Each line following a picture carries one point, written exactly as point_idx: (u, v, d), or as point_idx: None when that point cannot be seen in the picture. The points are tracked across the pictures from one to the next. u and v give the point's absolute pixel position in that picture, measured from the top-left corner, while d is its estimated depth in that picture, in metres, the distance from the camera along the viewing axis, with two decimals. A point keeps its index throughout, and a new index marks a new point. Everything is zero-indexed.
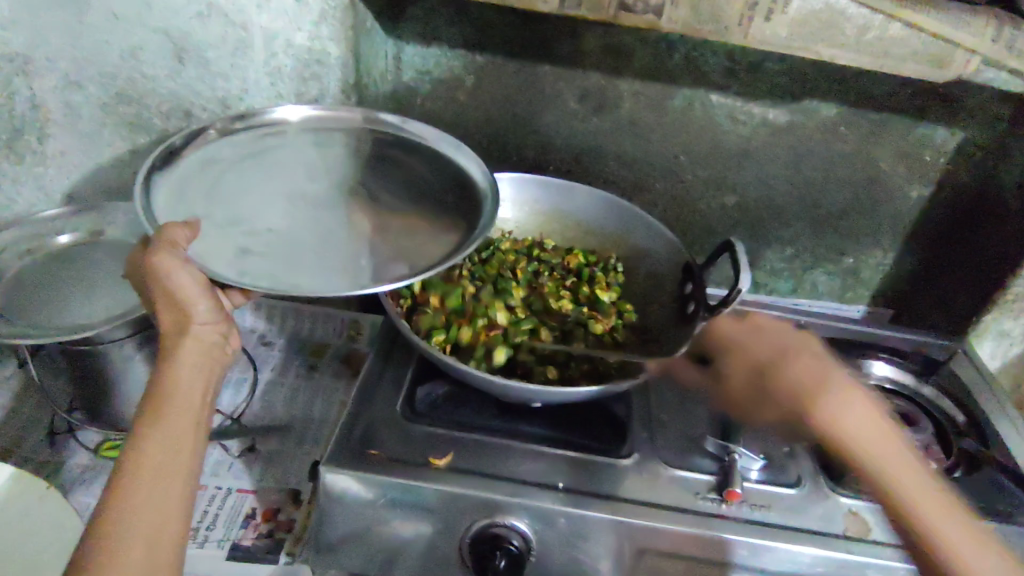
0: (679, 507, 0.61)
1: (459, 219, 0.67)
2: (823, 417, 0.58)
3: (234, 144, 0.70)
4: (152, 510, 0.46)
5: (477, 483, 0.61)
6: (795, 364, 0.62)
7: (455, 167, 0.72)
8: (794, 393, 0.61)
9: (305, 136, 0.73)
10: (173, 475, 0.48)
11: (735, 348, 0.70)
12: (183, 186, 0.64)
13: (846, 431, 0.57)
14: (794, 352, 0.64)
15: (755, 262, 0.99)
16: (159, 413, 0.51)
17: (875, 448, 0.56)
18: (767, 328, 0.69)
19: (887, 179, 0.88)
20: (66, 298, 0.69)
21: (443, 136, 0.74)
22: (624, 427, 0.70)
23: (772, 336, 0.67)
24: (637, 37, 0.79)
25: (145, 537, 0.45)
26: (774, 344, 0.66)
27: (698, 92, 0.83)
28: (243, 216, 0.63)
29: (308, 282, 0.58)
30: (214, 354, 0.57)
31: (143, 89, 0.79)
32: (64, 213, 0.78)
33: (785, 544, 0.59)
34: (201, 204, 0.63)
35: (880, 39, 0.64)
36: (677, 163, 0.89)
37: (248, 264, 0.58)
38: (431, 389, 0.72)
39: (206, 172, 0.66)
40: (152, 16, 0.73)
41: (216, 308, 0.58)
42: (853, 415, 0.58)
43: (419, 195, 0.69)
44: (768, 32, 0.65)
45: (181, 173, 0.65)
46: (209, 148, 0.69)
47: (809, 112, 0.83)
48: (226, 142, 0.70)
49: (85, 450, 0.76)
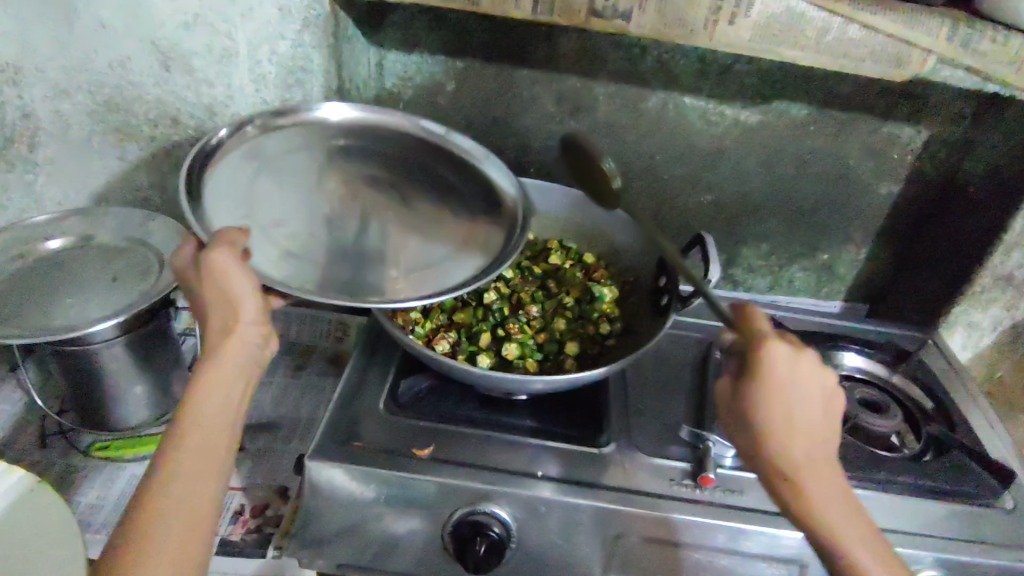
0: (656, 493, 0.63)
1: (489, 236, 0.70)
2: (810, 477, 0.52)
3: (274, 140, 0.72)
4: (182, 512, 0.48)
5: (459, 473, 0.62)
6: (819, 404, 0.53)
7: (487, 180, 0.75)
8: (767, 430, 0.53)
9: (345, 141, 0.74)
10: (201, 482, 0.49)
11: (774, 404, 0.52)
12: (225, 183, 0.66)
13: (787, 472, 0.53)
14: (812, 390, 0.53)
15: (732, 260, 1.02)
16: (198, 416, 0.52)
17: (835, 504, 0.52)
18: (814, 387, 0.53)
19: (857, 176, 0.91)
20: (55, 301, 0.70)
21: (477, 147, 0.76)
22: (603, 415, 0.72)
23: (775, 402, 0.52)
24: (610, 41, 0.82)
25: (177, 532, 0.47)
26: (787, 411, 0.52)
27: (671, 94, 0.86)
28: (246, 215, 0.65)
29: (333, 288, 0.63)
30: (255, 358, 0.57)
31: (130, 97, 0.81)
32: (54, 220, 0.80)
33: (755, 526, 0.61)
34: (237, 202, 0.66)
35: (838, 40, 0.67)
36: (654, 164, 0.92)
37: (292, 272, 0.63)
38: (414, 381, 0.75)
39: (243, 168, 0.68)
40: (138, 26, 0.75)
41: (261, 312, 0.57)
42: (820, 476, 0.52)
43: (453, 207, 0.72)
44: (732, 35, 0.67)
45: (221, 170, 0.67)
46: (253, 144, 0.70)
47: (779, 112, 0.86)
48: (266, 137, 0.72)
49: (77, 450, 0.78)
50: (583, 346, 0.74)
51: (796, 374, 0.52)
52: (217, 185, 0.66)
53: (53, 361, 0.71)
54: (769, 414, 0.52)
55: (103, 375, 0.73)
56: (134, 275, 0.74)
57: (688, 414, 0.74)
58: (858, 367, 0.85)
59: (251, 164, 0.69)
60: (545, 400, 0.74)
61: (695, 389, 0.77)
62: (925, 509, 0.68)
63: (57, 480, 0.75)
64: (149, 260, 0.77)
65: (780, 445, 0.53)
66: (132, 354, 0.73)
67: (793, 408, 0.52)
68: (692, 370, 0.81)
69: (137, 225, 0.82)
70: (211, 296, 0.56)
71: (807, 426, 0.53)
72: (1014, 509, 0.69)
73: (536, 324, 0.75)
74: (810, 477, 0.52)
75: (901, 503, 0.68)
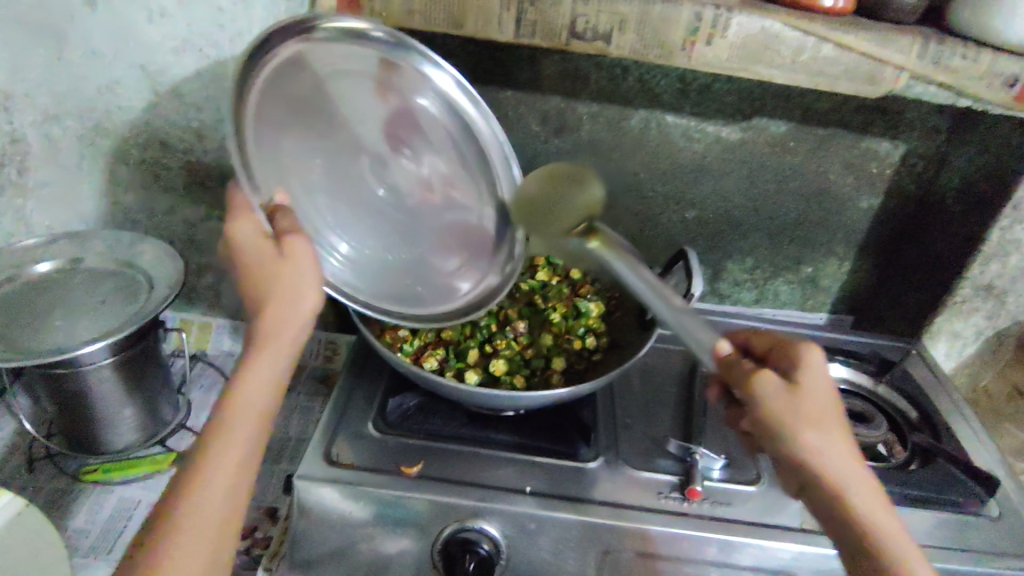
0: (644, 507, 0.64)
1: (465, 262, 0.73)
2: (854, 470, 0.52)
3: (352, 56, 0.61)
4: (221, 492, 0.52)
5: (447, 490, 0.63)
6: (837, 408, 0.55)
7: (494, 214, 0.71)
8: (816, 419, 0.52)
9: (417, 103, 0.65)
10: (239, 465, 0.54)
11: (816, 397, 0.53)
12: (281, 83, 0.62)
13: (827, 470, 0.52)
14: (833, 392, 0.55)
15: (718, 275, 1.03)
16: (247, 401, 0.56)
17: (873, 502, 0.51)
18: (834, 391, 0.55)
19: (837, 190, 0.93)
20: (43, 324, 0.70)
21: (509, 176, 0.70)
22: (590, 429, 0.72)
23: (814, 395, 0.53)
24: (592, 63, 0.84)
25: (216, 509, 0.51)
26: (824, 408, 0.53)
27: (653, 113, 0.87)
28: (282, 131, 0.64)
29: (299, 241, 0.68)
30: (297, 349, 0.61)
31: (120, 121, 0.81)
32: (42, 244, 0.80)
33: (742, 538, 0.61)
34: (274, 113, 0.63)
35: (813, 59, 0.69)
36: (638, 181, 0.94)
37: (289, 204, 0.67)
38: (402, 399, 0.74)
39: (305, 77, 0.62)
40: (128, 50, 0.76)
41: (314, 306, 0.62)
42: (858, 474, 0.52)
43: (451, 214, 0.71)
44: (710, 55, 0.69)
45: (282, 66, 0.61)
46: (323, 55, 0.61)
47: (759, 129, 0.88)
48: (342, 50, 0.61)
49: (65, 474, 0.77)
50: (570, 362, 0.75)
51: (824, 375, 0.54)
52: (274, 74, 0.61)
53: (41, 384, 0.71)
54: (817, 405, 0.52)
55: (91, 397, 0.73)
56: (122, 297, 0.74)
57: (675, 427, 0.74)
58: (842, 377, 0.86)
59: (311, 76, 0.62)
60: (533, 415, 0.74)
61: (681, 402, 0.78)
62: (910, 518, 0.68)
63: (45, 504, 0.74)
64: (138, 282, 0.77)
65: (830, 435, 0.52)
66: (120, 375, 0.73)
67: (832, 404, 0.53)
68: (678, 383, 0.81)
69: (126, 247, 0.82)
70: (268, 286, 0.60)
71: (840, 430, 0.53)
72: (1000, 516, 0.70)
73: (523, 340, 0.76)
74: (853, 472, 0.52)
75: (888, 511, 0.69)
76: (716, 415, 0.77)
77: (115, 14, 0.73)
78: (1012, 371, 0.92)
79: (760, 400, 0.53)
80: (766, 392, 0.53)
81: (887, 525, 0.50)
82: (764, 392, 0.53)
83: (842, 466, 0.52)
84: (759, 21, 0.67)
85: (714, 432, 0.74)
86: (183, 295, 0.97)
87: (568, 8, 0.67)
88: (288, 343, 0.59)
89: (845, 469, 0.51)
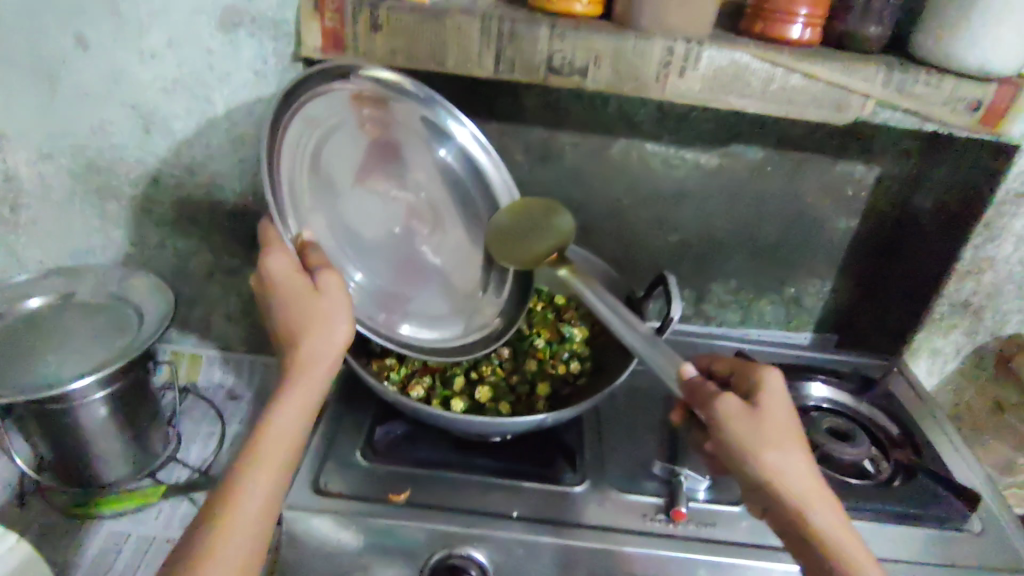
0: (629, 529, 0.65)
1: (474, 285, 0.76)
2: (808, 483, 0.54)
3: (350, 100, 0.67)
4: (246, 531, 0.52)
5: (434, 517, 0.64)
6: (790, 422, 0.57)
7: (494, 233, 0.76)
8: (773, 440, 0.53)
9: (412, 132, 0.72)
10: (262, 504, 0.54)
11: (770, 416, 0.54)
12: (300, 133, 0.64)
13: (788, 486, 0.53)
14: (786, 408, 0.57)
15: (703, 297, 1.05)
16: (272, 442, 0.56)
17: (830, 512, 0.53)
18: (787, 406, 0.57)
19: (816, 212, 0.95)
20: (33, 360, 0.71)
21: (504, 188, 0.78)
22: (576, 453, 0.73)
23: (772, 415, 0.54)
24: (573, 95, 0.86)
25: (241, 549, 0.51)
26: (782, 426, 0.55)
27: (633, 141, 0.90)
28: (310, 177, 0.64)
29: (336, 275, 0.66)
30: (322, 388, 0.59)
31: (112, 159, 0.83)
32: (34, 280, 0.81)
33: (725, 558, 0.62)
34: (303, 160, 0.64)
35: (782, 88, 0.72)
36: (621, 207, 0.96)
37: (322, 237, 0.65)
38: (390, 427, 0.75)
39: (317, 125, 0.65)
40: (119, 90, 0.78)
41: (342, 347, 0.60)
42: (814, 488, 0.54)
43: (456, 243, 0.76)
44: (682, 87, 0.72)
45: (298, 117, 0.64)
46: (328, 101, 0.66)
47: (737, 154, 0.91)
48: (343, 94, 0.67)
49: (54, 509, 0.77)
50: (556, 386, 0.76)
51: (776, 392, 0.56)
52: (306, 114, 0.64)
53: (31, 419, 0.72)
54: (773, 425, 0.54)
55: (82, 431, 0.73)
56: (113, 331, 0.76)
57: (661, 449, 0.75)
58: (825, 397, 0.87)
59: (344, 115, 0.67)
60: (520, 440, 0.75)
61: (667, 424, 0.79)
62: (892, 534, 0.70)
63: (36, 538, 0.75)
64: (128, 316, 0.78)
65: (785, 452, 0.54)
66: (111, 408, 0.74)
67: (786, 420, 0.55)
68: (664, 405, 0.82)
69: (117, 281, 0.83)
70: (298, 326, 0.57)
71: (795, 444, 0.55)
72: (981, 531, 0.72)
73: (509, 365, 0.78)
74: (808, 485, 0.54)
75: (872, 528, 0.70)
76: None
77: (107, 58, 0.75)
78: (992, 386, 0.94)
79: (724, 424, 0.54)
80: (729, 416, 0.54)
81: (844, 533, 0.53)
82: (728, 415, 0.54)
83: (797, 480, 0.53)
84: (728, 55, 0.70)
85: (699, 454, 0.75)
86: (174, 328, 0.97)
87: (544, 45, 0.69)
88: (322, 379, 0.59)
89: (800, 483, 0.53)
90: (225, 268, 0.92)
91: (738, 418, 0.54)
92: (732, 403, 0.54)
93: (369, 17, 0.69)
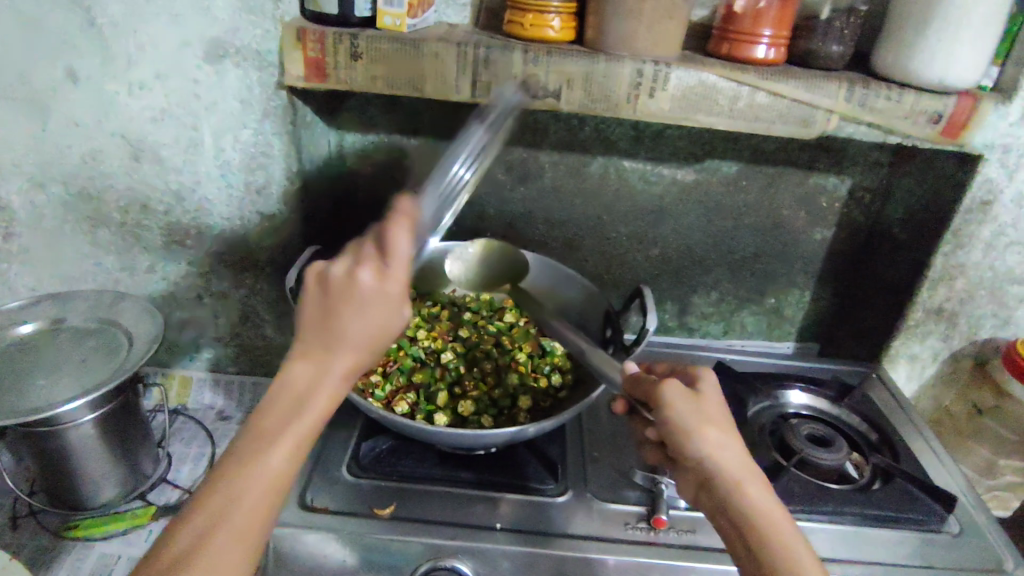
0: (611, 538, 0.66)
1: None
2: (742, 467, 0.54)
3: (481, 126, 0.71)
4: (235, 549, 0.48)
5: (421, 531, 0.65)
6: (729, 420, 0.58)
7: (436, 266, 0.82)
8: (709, 422, 0.55)
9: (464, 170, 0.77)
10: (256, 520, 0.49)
11: (706, 403, 0.56)
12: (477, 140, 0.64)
13: (721, 466, 0.54)
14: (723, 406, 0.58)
15: (685, 310, 1.07)
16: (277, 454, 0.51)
17: (770, 507, 0.53)
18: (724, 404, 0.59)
19: (791, 224, 0.98)
20: (25, 384, 0.72)
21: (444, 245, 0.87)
22: (559, 464, 0.75)
23: (711, 404, 0.57)
24: (551, 116, 0.89)
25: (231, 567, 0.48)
26: (718, 413, 0.56)
27: (611, 159, 0.93)
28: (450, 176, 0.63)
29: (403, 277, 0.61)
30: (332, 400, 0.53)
31: (102, 186, 0.85)
32: (26, 306, 0.83)
33: (705, 564, 0.63)
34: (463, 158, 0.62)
35: (750, 105, 0.74)
36: (601, 224, 0.98)
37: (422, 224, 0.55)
38: (375, 443, 0.75)
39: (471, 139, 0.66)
40: (110, 120, 0.80)
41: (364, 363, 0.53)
42: (752, 479, 0.54)
43: None
44: (653, 107, 0.74)
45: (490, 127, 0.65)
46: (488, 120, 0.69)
47: (712, 169, 0.93)
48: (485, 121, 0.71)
49: (45, 532, 0.78)
50: (539, 399, 0.78)
51: (711, 389, 0.58)
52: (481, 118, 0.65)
53: (23, 442, 0.73)
54: (710, 410, 0.56)
55: (72, 452, 0.74)
56: (103, 355, 0.77)
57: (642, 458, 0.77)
58: (803, 404, 0.89)
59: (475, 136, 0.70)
60: (504, 452, 0.76)
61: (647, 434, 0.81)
62: (870, 538, 0.72)
63: (28, 559, 0.75)
64: (119, 339, 0.79)
65: (720, 436, 0.55)
66: (101, 429, 0.75)
67: (721, 411, 0.57)
68: None
69: (107, 305, 0.85)
70: (357, 337, 0.50)
71: (731, 433, 0.56)
72: (960, 532, 0.74)
73: (491, 379, 0.80)
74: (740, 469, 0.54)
75: (851, 533, 0.72)
76: None
77: (97, 89, 0.78)
78: (970, 391, 0.96)
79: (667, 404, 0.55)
80: (670, 396, 0.55)
81: (785, 529, 0.52)
82: (673, 395, 0.56)
83: (731, 463, 0.54)
84: (695, 75, 0.72)
85: None
86: (164, 352, 0.99)
87: (518, 69, 0.72)
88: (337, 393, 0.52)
89: (733, 467, 0.54)
90: (214, 291, 0.94)
91: (679, 399, 0.56)
92: (676, 390, 0.56)
93: (349, 47, 0.72)
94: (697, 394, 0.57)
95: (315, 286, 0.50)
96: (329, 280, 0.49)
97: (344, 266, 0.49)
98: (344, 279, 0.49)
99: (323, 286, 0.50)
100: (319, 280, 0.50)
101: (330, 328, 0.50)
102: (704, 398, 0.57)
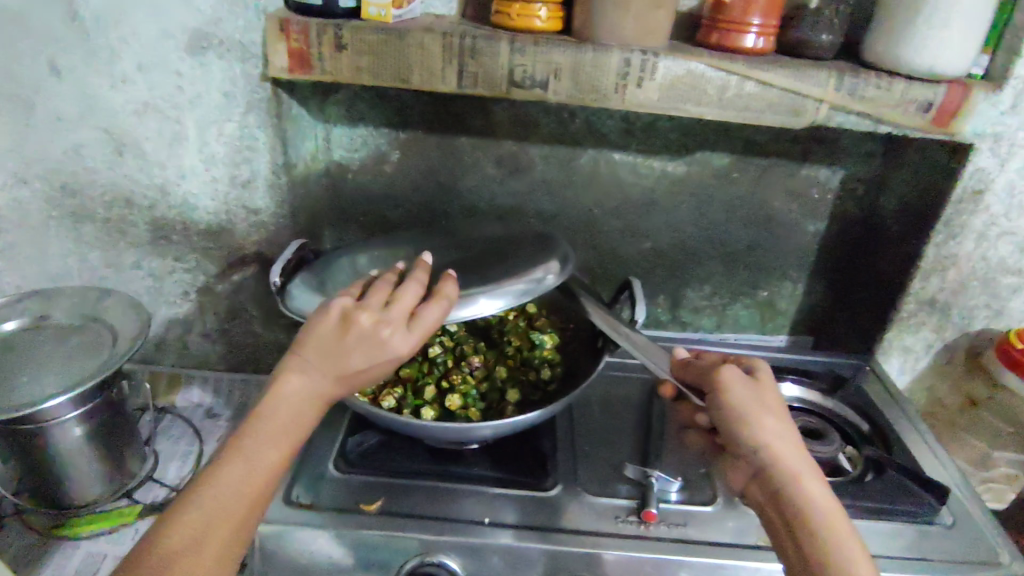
0: (601, 532, 0.65)
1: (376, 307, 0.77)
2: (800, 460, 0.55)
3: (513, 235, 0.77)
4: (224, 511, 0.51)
5: (409, 526, 0.64)
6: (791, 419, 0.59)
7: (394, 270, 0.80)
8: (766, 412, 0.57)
9: None
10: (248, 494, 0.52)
11: (766, 397, 0.59)
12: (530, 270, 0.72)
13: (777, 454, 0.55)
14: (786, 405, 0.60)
15: (678, 304, 1.06)
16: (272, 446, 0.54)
17: (825, 501, 0.53)
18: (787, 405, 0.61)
19: (784, 217, 0.97)
20: (7, 380, 0.71)
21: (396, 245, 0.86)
22: (549, 458, 0.74)
23: (771, 396, 0.59)
24: (541, 108, 0.89)
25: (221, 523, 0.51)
26: (777, 407, 0.58)
27: (602, 152, 0.92)
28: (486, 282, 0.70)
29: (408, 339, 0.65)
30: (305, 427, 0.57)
31: (86, 181, 0.84)
32: (10, 303, 0.82)
33: (696, 557, 0.63)
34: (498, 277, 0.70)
35: (738, 95, 0.73)
36: (593, 217, 0.98)
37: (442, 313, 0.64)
38: (362, 439, 0.75)
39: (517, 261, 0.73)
40: (93, 114, 0.79)
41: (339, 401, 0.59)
42: (810, 472, 0.55)
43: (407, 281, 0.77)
44: (641, 97, 0.73)
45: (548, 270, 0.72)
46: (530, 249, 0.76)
47: (703, 162, 0.93)
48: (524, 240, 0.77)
49: (29, 531, 0.77)
50: (528, 393, 0.78)
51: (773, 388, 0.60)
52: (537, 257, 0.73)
53: (6, 440, 0.72)
54: (767, 403, 0.58)
55: (56, 450, 0.73)
56: (87, 351, 0.76)
57: (633, 453, 0.76)
58: (797, 397, 0.91)
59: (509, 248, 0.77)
60: (492, 447, 0.75)
61: (639, 429, 0.80)
62: (865, 529, 0.71)
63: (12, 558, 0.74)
64: (103, 335, 0.79)
65: (777, 427, 0.57)
66: (86, 427, 0.74)
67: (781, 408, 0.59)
68: (635, 412, 0.84)
69: (92, 302, 0.84)
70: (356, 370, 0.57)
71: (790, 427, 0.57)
72: (954, 523, 0.73)
73: (479, 373, 0.79)
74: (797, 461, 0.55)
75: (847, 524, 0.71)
76: (673, 439, 0.79)
77: (79, 83, 0.77)
78: (964, 383, 0.95)
79: (724, 390, 0.59)
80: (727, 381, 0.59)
81: (838, 521, 0.51)
82: (728, 384, 0.59)
83: (788, 454, 0.55)
84: (684, 64, 0.72)
85: (671, 455, 0.76)
86: (151, 349, 0.98)
87: (505, 59, 0.71)
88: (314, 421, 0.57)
89: (790, 457, 0.55)
90: (201, 287, 0.93)
91: (733, 389, 0.59)
92: (730, 381, 0.60)
93: (333, 37, 0.71)
94: (758, 388, 0.60)
95: (337, 320, 0.57)
96: (354, 322, 0.56)
97: (373, 317, 0.57)
98: (370, 329, 0.56)
99: (344, 324, 0.57)
100: (343, 317, 0.57)
101: (337, 361, 0.56)
102: (761, 392, 0.59)
